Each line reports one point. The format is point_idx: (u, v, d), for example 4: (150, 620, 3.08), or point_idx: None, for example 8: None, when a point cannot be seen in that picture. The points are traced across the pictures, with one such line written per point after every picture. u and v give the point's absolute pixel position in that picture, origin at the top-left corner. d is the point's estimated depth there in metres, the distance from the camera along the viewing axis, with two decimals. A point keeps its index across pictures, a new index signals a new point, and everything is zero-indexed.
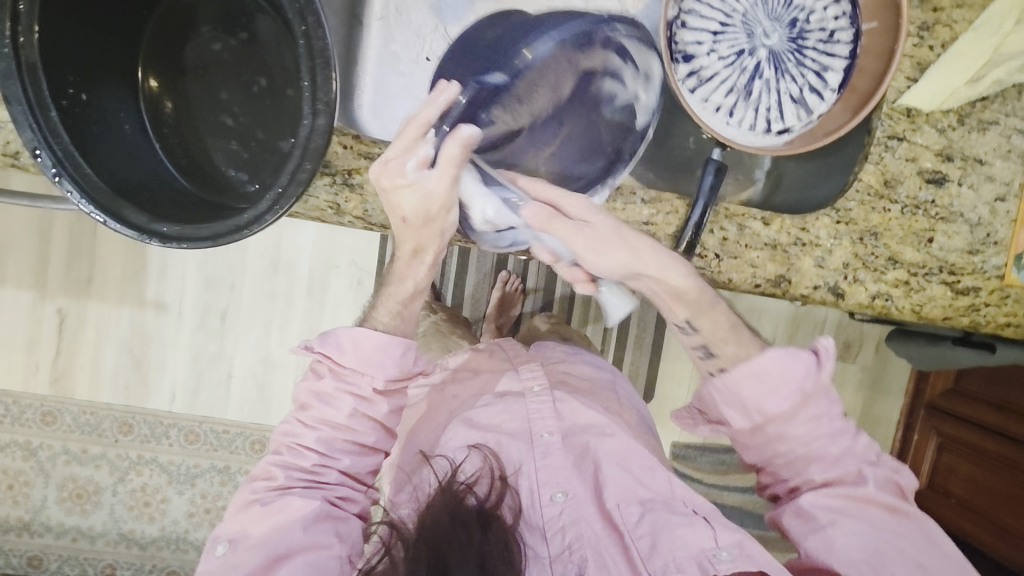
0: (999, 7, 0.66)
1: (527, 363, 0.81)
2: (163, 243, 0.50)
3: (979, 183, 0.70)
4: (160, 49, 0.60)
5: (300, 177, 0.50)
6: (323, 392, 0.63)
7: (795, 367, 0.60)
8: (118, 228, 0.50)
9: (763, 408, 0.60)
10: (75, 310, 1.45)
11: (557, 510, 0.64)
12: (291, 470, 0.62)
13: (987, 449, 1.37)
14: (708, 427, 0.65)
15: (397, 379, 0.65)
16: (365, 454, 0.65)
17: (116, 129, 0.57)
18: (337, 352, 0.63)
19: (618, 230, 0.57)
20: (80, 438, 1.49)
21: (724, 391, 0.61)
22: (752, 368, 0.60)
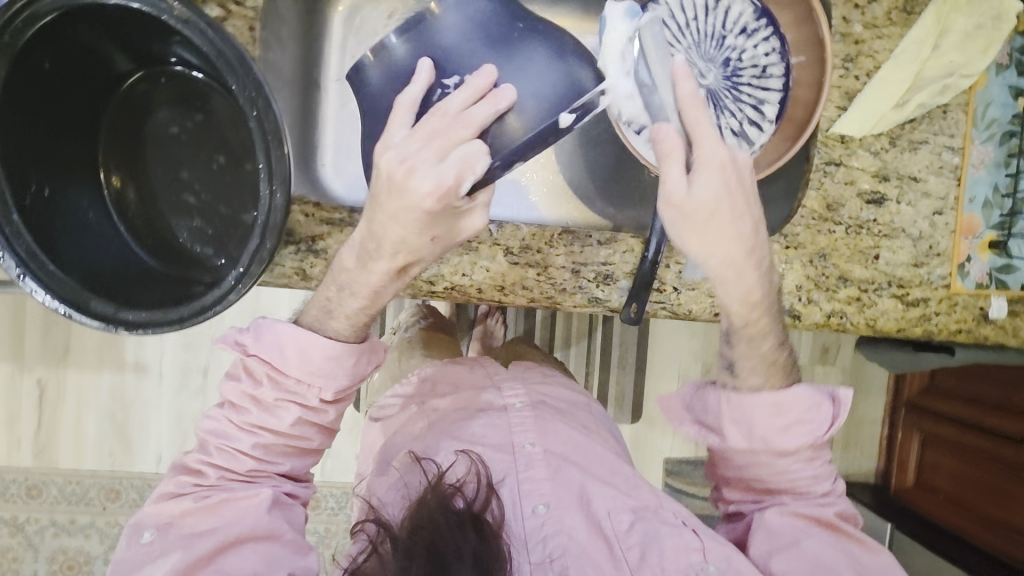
0: (915, 36, 0.70)
1: (508, 380, 0.82)
2: (132, 331, 0.51)
3: (916, 200, 0.74)
4: (118, 138, 0.62)
5: (261, 255, 0.52)
6: (263, 399, 0.61)
7: (814, 408, 0.65)
8: (87, 322, 0.50)
9: (767, 437, 0.65)
10: (55, 380, 1.45)
11: (539, 521, 0.65)
12: (227, 471, 0.61)
13: (972, 442, 1.39)
14: (693, 423, 0.69)
15: (347, 386, 0.63)
16: (306, 454, 0.65)
17: (80, 217, 0.57)
18: (281, 360, 0.61)
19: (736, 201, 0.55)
20: (67, 508, 1.47)
21: (735, 408, 0.65)
22: (778, 397, 0.64)
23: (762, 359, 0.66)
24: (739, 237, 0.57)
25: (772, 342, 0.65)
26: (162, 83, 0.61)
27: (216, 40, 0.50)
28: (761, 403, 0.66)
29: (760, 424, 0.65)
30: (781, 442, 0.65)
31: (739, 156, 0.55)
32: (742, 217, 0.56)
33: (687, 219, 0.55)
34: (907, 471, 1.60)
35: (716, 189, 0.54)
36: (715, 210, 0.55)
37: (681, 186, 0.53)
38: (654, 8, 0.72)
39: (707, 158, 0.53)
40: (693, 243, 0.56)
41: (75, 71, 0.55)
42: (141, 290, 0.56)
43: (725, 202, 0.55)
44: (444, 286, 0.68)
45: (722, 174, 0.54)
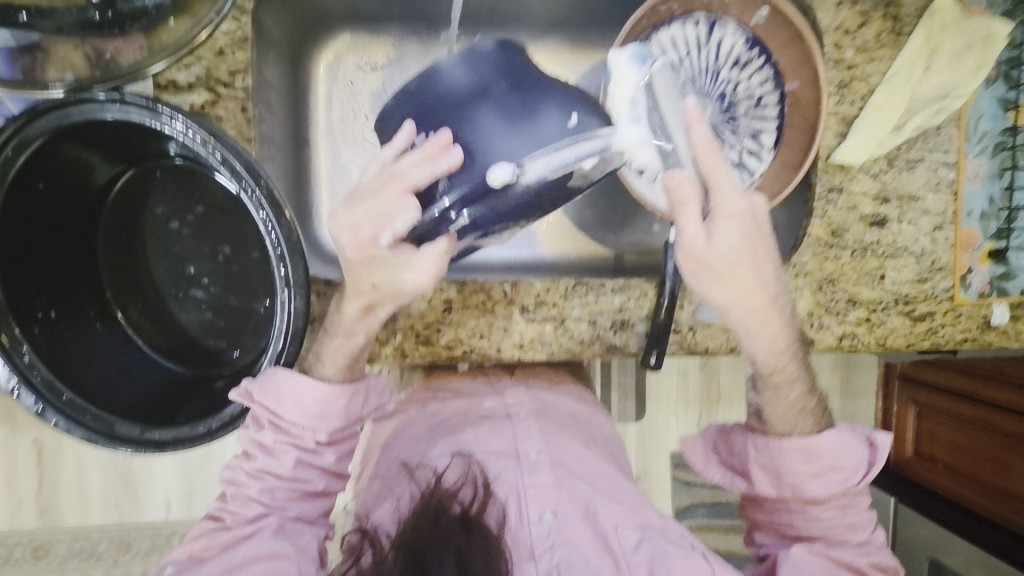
0: (906, 57, 0.70)
1: (510, 387, 0.85)
2: (160, 450, 0.50)
3: (917, 218, 0.75)
4: (117, 241, 0.59)
5: (284, 360, 0.54)
6: (265, 443, 0.56)
7: (848, 455, 0.67)
8: (116, 449, 0.49)
9: (799, 487, 0.68)
10: (52, 440, 1.41)
11: (545, 528, 0.64)
12: (238, 514, 0.57)
13: (970, 414, 1.43)
14: (727, 472, 0.73)
15: (345, 428, 0.57)
16: (313, 497, 0.59)
17: (89, 331, 0.56)
18: (276, 404, 0.54)
19: (748, 230, 0.58)
20: (78, 565, 1.45)
21: (766, 453, 0.68)
22: (809, 445, 0.66)
23: (791, 407, 0.68)
24: (764, 289, 0.61)
25: (800, 388, 0.68)
26: (158, 176, 0.59)
27: (221, 152, 0.49)
28: (796, 416, 0.68)
29: (788, 473, 0.67)
30: (809, 488, 0.67)
31: (759, 207, 0.58)
32: (762, 267, 0.60)
33: (709, 269, 0.59)
34: (905, 443, 1.64)
35: (737, 242, 0.58)
36: (737, 261, 0.59)
37: (699, 240, 0.57)
38: (647, 48, 0.72)
39: (728, 208, 0.57)
40: (720, 296, 0.60)
41: (69, 184, 0.53)
42: (166, 401, 0.55)
43: (747, 253, 0.58)
44: (463, 349, 0.68)
45: (742, 223, 0.58)
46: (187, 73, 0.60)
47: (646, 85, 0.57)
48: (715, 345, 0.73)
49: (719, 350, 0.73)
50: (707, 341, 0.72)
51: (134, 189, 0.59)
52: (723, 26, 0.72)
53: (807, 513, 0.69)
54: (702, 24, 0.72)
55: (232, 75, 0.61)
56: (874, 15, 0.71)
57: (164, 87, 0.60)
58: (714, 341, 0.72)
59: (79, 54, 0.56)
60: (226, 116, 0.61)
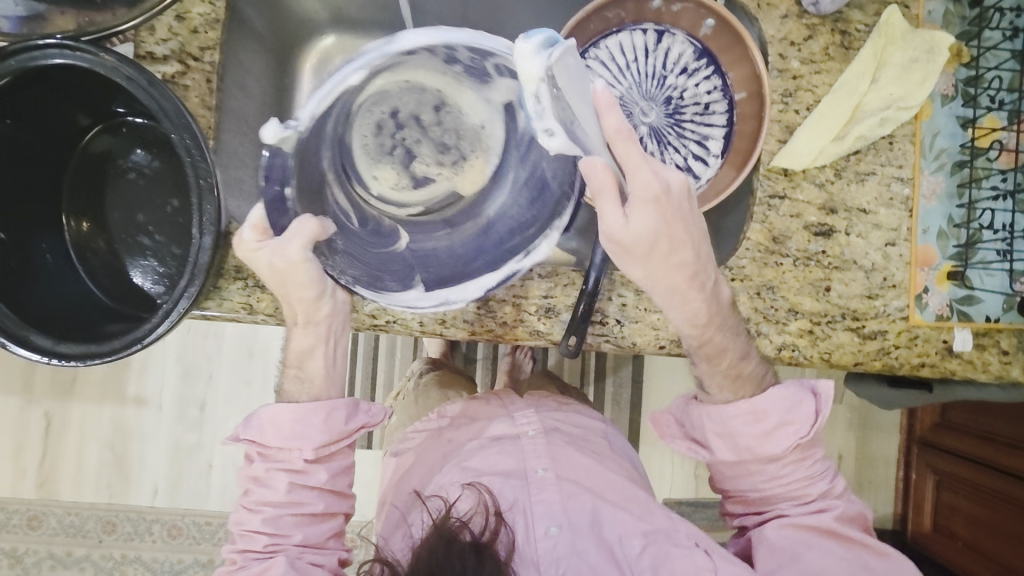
0: (852, 70, 0.71)
1: (521, 408, 0.81)
2: (68, 361, 0.58)
3: (866, 231, 0.73)
4: (81, 187, 0.72)
5: (192, 293, 0.59)
6: (258, 475, 0.66)
7: (794, 409, 0.65)
8: (28, 355, 0.58)
9: (754, 448, 0.65)
10: (60, 412, 1.45)
11: (551, 543, 0.66)
12: (246, 552, 0.65)
13: (990, 485, 1.18)
14: (687, 443, 0.69)
15: (328, 442, 0.66)
16: (319, 521, 0.67)
17: (38, 259, 0.67)
18: (259, 434, 0.65)
19: (661, 221, 0.56)
20: (66, 541, 1.45)
21: (715, 420, 0.66)
22: (753, 404, 0.65)
23: (728, 374, 0.66)
24: (683, 268, 0.59)
25: (733, 356, 0.66)
26: (123, 131, 0.72)
27: (157, 97, 0.57)
28: (734, 383, 0.67)
29: (742, 436, 0.65)
30: (764, 448, 0.65)
31: (674, 186, 0.56)
32: (681, 245, 0.58)
33: (628, 250, 0.57)
34: (922, 514, 1.39)
35: (652, 225, 0.55)
36: (656, 242, 0.57)
37: (617, 224, 0.55)
38: (595, 52, 0.74)
39: (642, 188, 0.54)
40: (639, 274, 0.59)
41: (35, 131, 0.65)
42: (91, 327, 0.66)
43: (665, 234, 0.56)
44: (386, 319, 0.70)
45: (657, 208, 0.55)
46: (163, 47, 0.68)
47: (550, 73, 0.47)
48: (644, 341, 0.72)
49: (648, 347, 0.72)
50: (635, 336, 0.72)
51: (101, 142, 0.72)
52: (672, 36, 0.75)
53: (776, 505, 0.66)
54: (650, 33, 0.75)
55: (201, 51, 0.68)
56: (822, 29, 0.72)
57: (143, 57, 0.68)
58: (640, 337, 0.71)
59: (71, 22, 0.65)
60: (192, 86, 0.68)
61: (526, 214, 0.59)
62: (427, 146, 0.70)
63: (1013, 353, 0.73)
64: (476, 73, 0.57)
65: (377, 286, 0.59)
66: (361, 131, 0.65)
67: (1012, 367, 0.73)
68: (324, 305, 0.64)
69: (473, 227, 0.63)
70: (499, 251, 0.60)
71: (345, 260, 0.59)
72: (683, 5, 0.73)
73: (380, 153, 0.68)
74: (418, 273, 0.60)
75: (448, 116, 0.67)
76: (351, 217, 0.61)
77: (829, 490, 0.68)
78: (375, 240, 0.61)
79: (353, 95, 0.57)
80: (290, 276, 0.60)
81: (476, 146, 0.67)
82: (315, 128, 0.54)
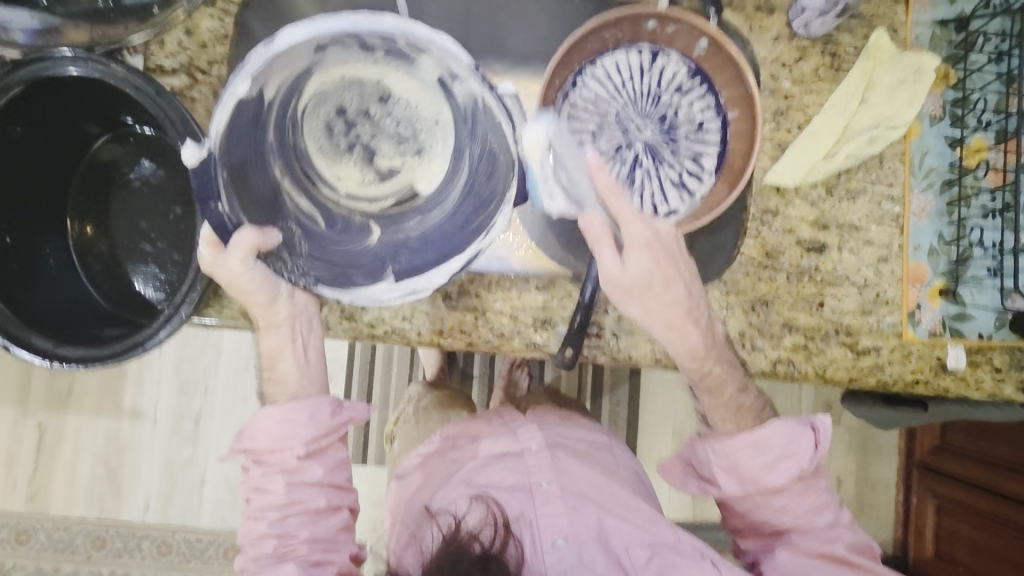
0: (842, 90, 0.73)
1: (524, 425, 0.79)
2: (68, 364, 0.60)
3: (859, 248, 0.74)
4: (86, 192, 0.74)
5: (192, 296, 0.60)
6: (257, 483, 0.66)
7: (797, 442, 0.64)
8: (29, 356, 0.59)
9: (758, 480, 0.65)
10: (55, 424, 1.44)
11: (559, 554, 0.65)
12: (259, 558, 0.65)
13: (990, 509, 1.15)
14: (696, 484, 0.68)
15: (317, 437, 0.66)
16: (323, 516, 0.67)
17: (41, 264, 0.69)
18: (251, 442, 0.65)
19: (653, 267, 0.60)
20: (53, 556, 1.43)
21: (721, 454, 0.65)
22: (757, 436, 0.64)
23: (731, 407, 0.68)
24: (676, 305, 0.62)
25: (732, 389, 0.67)
26: (131, 141, 0.75)
27: (164, 106, 0.59)
28: (736, 416, 0.68)
29: (746, 469, 0.65)
30: (769, 480, 0.65)
31: (664, 232, 0.61)
32: (674, 284, 0.62)
33: (629, 294, 0.61)
34: (923, 540, 1.35)
35: (648, 266, 0.60)
36: (651, 282, 0.61)
37: (615, 268, 0.60)
38: (592, 70, 0.76)
39: (636, 236, 0.60)
40: (641, 315, 0.62)
41: (44, 138, 0.67)
42: (91, 333, 0.67)
43: (659, 274, 0.61)
44: (384, 328, 0.71)
45: (650, 251, 0.60)
46: (172, 60, 0.70)
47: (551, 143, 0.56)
48: (639, 354, 0.72)
49: (643, 359, 0.72)
50: (630, 349, 0.72)
51: (107, 151, 0.74)
52: (667, 56, 0.76)
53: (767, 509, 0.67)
54: (646, 53, 0.76)
55: (209, 65, 0.70)
56: (812, 51, 0.74)
57: (151, 69, 0.69)
58: (636, 349, 0.72)
59: (84, 34, 0.67)
60: (199, 98, 0.70)
61: (478, 188, 0.61)
62: (385, 140, 0.68)
63: (1007, 370, 0.73)
64: (396, 56, 0.59)
65: (343, 283, 0.59)
66: (313, 134, 0.66)
67: (1005, 385, 0.73)
68: (280, 308, 0.65)
69: (439, 216, 0.63)
70: (462, 232, 0.60)
71: (309, 261, 0.61)
72: (677, 27, 0.73)
73: (337, 153, 0.67)
74: (388, 264, 0.61)
75: (397, 107, 0.66)
76: (317, 219, 0.63)
77: (837, 520, 0.69)
78: (343, 239, 0.63)
79: (283, 98, 0.61)
80: (240, 282, 0.60)
81: (435, 135, 0.67)
82: (239, 134, 0.56)
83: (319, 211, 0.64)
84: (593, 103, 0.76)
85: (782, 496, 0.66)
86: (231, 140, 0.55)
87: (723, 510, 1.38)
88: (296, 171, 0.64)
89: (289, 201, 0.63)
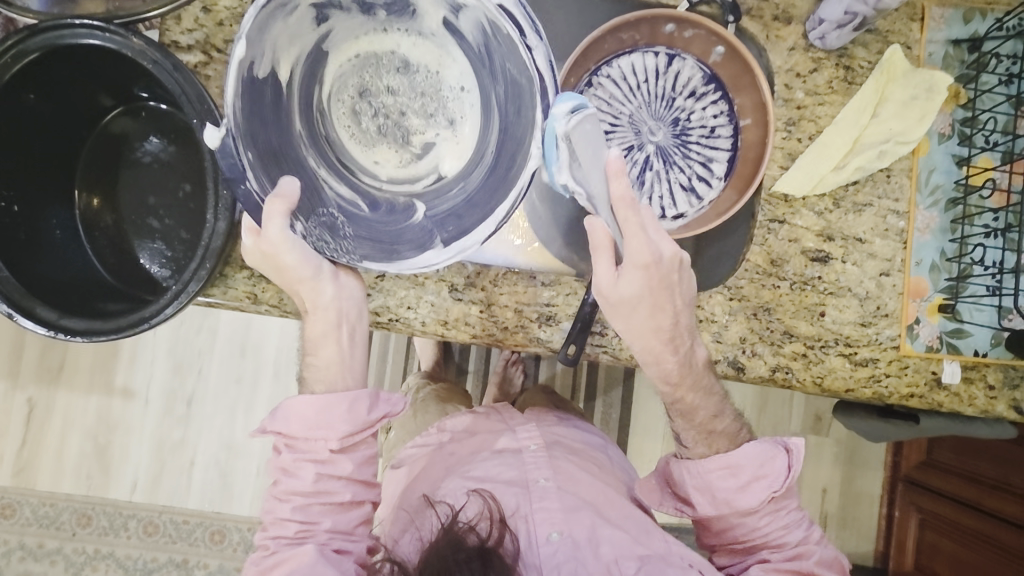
0: (854, 103, 0.74)
1: (524, 423, 0.80)
2: (71, 336, 0.59)
3: (862, 260, 0.74)
4: (95, 165, 0.74)
5: (201, 275, 0.60)
6: (286, 467, 0.66)
7: (768, 464, 0.66)
8: (32, 326, 0.59)
9: (732, 502, 0.67)
10: (45, 399, 1.43)
11: (552, 548, 0.65)
12: (279, 538, 0.66)
13: (971, 525, 1.17)
14: (674, 504, 0.70)
15: (352, 433, 0.65)
16: (347, 509, 0.67)
17: (47, 234, 0.69)
18: (285, 426, 0.65)
19: (646, 290, 0.59)
20: (37, 532, 1.42)
21: (694, 476, 0.67)
22: (730, 459, 0.66)
23: (702, 430, 0.69)
24: (659, 331, 0.62)
25: (705, 414, 0.68)
26: (143, 115, 0.74)
27: (182, 82, 0.58)
28: (709, 439, 0.69)
29: (721, 491, 0.67)
30: (742, 502, 0.67)
31: (666, 257, 0.59)
32: (660, 312, 0.61)
33: (615, 309, 0.61)
34: (905, 553, 1.37)
35: (639, 289, 0.59)
36: (638, 306, 0.60)
37: (607, 279, 0.59)
38: (607, 71, 0.75)
39: (635, 255, 0.58)
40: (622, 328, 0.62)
41: (55, 107, 0.66)
42: (96, 307, 0.67)
43: (649, 299, 0.60)
44: (389, 317, 0.71)
45: (645, 273, 0.59)
46: (188, 37, 0.69)
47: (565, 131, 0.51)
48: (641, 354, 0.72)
49: None
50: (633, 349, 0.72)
51: (119, 124, 0.74)
52: (683, 60, 0.76)
53: (749, 524, 0.68)
54: (662, 57, 0.76)
55: (225, 43, 0.70)
56: (826, 63, 0.75)
57: (167, 45, 0.69)
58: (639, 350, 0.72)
59: (101, 7, 0.66)
60: (214, 76, 0.69)
61: (507, 151, 0.56)
62: (415, 114, 0.65)
63: (1000, 389, 0.74)
64: (397, 8, 0.59)
65: (391, 254, 0.58)
66: (340, 122, 0.64)
67: (998, 403, 0.74)
68: (325, 288, 0.64)
69: (483, 170, 0.58)
70: (505, 176, 0.55)
71: (357, 244, 0.58)
72: (695, 31, 0.73)
73: (370, 139, 0.65)
74: (437, 233, 0.57)
75: (417, 74, 0.63)
76: (361, 203, 0.61)
77: (808, 536, 0.70)
78: (390, 220, 0.60)
79: (305, 84, 0.61)
80: (281, 258, 0.60)
81: (463, 101, 0.63)
82: (264, 121, 0.57)
83: (362, 195, 0.61)
84: (606, 102, 0.76)
85: (763, 504, 0.68)
86: (250, 125, 0.54)
87: None
88: (329, 156, 0.62)
89: (330, 191, 0.61)
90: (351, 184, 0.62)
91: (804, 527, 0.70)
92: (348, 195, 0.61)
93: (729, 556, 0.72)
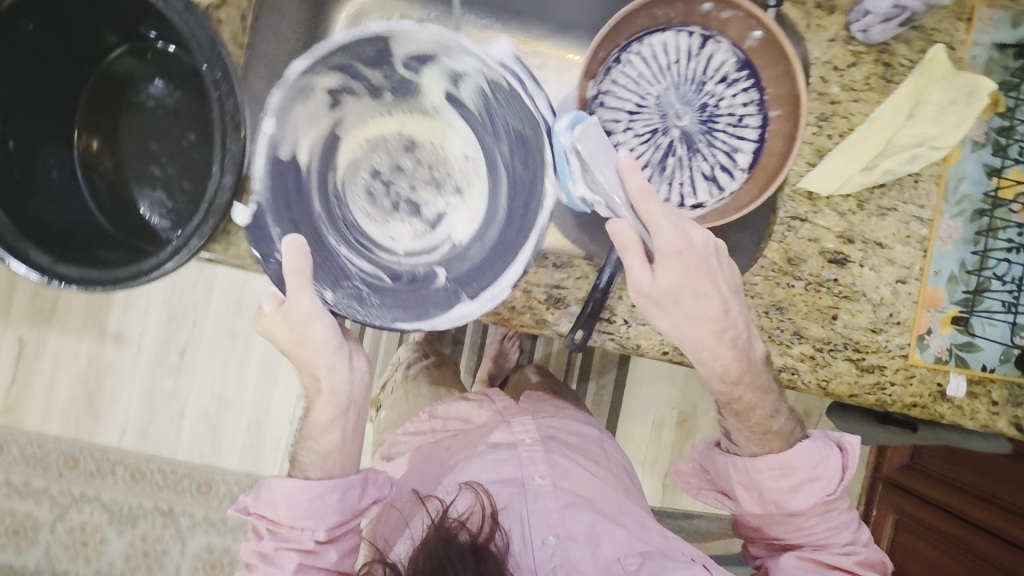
0: (890, 102, 0.71)
1: (519, 415, 0.79)
2: (63, 284, 0.58)
3: (880, 265, 0.73)
4: (97, 105, 0.71)
5: (204, 231, 0.56)
6: (266, 552, 0.65)
7: (822, 464, 0.68)
8: (24, 271, 0.57)
9: (780, 502, 0.69)
10: (36, 339, 1.41)
11: (547, 552, 0.64)
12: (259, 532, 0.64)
13: (948, 530, 1.19)
14: (716, 494, 0.76)
15: (341, 522, 0.65)
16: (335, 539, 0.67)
17: (43, 174, 0.67)
18: (271, 510, 0.63)
19: (687, 276, 0.58)
20: (24, 470, 1.42)
21: (743, 473, 0.70)
22: (784, 459, 0.68)
23: (756, 430, 0.69)
24: (711, 322, 0.61)
25: (762, 414, 0.68)
26: (148, 56, 0.69)
27: (191, 23, 0.55)
28: (761, 438, 0.69)
29: (768, 490, 0.69)
30: (791, 503, 0.69)
31: (699, 242, 0.58)
32: (705, 299, 0.60)
33: (656, 302, 0.60)
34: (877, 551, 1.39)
35: (677, 278, 0.58)
36: (681, 296, 0.59)
37: (644, 279, 0.58)
38: (638, 47, 0.73)
39: (666, 242, 0.56)
40: (666, 328, 0.62)
41: (56, 39, 0.63)
42: (91, 254, 0.65)
43: (688, 287, 0.59)
44: None
45: (681, 261, 0.57)
46: None
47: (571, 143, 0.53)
48: (647, 344, 0.71)
49: (650, 350, 0.72)
50: (640, 339, 0.71)
51: (123, 64, 0.70)
52: (717, 42, 0.73)
53: (796, 524, 0.70)
54: (697, 38, 0.73)
55: None
56: (866, 58, 0.72)
57: None
58: (645, 340, 0.71)
59: None
60: (225, 20, 0.66)
61: (519, 208, 0.59)
62: (426, 189, 0.66)
63: (1003, 405, 0.74)
64: (403, 91, 0.61)
65: (423, 314, 0.58)
66: (357, 204, 0.65)
67: (999, 419, 0.74)
68: (340, 375, 0.64)
69: (497, 228, 0.61)
70: (526, 210, 0.57)
71: (386, 308, 0.58)
72: (733, 12, 0.69)
73: (385, 215, 0.66)
74: (462, 290, 0.59)
75: (421, 155, 0.65)
76: (384, 275, 0.61)
77: (855, 538, 0.72)
78: (414, 288, 0.61)
79: (321, 164, 0.62)
80: (306, 340, 0.60)
81: (469, 173, 0.65)
82: (285, 196, 0.57)
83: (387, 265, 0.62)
84: (634, 81, 0.73)
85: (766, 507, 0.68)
86: (275, 200, 0.56)
87: (691, 502, 1.41)
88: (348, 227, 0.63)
89: (353, 262, 0.61)
90: (371, 257, 0.63)
91: (852, 529, 0.72)
92: (371, 267, 0.61)
93: (765, 547, 0.76)
